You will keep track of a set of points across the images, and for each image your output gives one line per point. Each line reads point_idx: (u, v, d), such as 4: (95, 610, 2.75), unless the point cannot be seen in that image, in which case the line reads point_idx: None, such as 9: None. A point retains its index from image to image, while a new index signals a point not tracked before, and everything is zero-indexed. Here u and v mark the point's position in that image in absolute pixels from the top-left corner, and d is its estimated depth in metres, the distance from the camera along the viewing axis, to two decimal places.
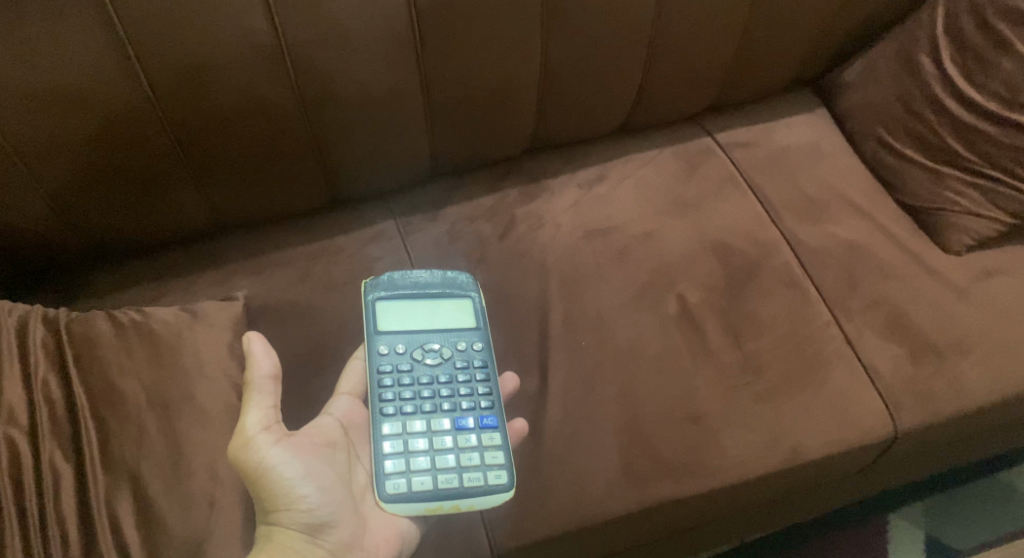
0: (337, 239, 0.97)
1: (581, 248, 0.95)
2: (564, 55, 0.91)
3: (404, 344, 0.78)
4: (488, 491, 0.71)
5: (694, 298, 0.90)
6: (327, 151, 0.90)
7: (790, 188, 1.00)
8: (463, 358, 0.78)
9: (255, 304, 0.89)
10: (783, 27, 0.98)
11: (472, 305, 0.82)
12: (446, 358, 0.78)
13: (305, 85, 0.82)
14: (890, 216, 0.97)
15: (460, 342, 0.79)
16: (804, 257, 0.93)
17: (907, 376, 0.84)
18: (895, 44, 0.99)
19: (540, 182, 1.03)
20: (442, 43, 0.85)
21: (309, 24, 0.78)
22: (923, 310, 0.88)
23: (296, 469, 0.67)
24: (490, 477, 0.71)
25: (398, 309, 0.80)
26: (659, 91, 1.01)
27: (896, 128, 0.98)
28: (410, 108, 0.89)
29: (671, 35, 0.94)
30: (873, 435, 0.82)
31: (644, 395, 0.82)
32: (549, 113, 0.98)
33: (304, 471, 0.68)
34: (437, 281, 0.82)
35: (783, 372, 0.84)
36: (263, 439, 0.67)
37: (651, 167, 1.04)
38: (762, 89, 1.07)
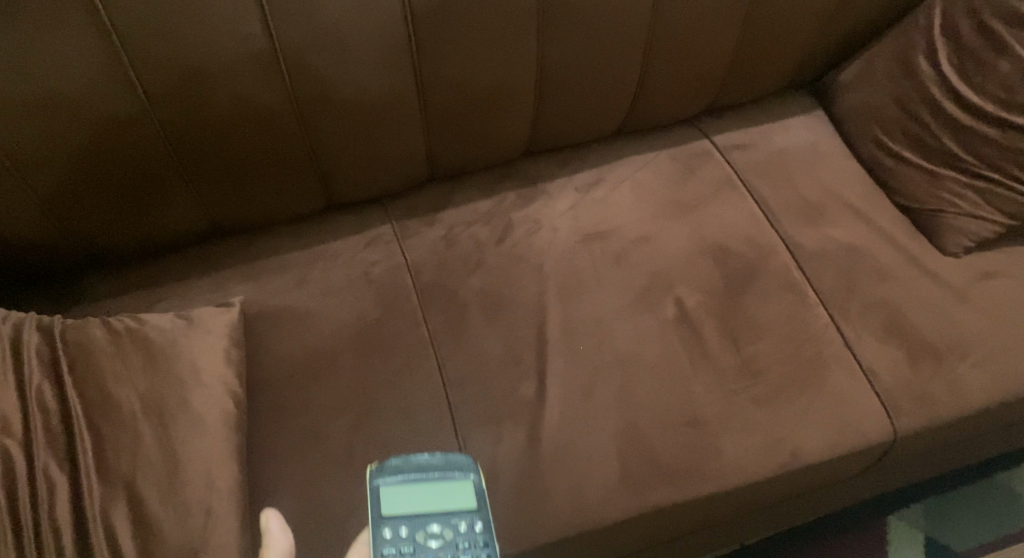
0: (333, 244, 0.97)
1: (578, 252, 0.94)
2: (560, 59, 0.91)
3: (403, 527, 0.64)
4: None
5: (692, 302, 0.90)
6: (323, 156, 0.90)
7: (788, 190, 0.99)
8: (466, 542, 0.63)
9: (252, 310, 0.89)
10: (780, 29, 0.98)
11: (474, 484, 0.67)
12: (449, 543, 0.63)
13: (300, 91, 0.82)
14: (888, 218, 0.97)
15: (463, 524, 0.64)
16: (802, 260, 0.93)
17: (906, 379, 0.84)
18: (892, 46, 0.99)
19: (537, 186, 1.02)
20: (438, 47, 0.84)
21: (303, 29, 0.77)
22: (922, 312, 0.88)
23: None
24: None
25: (395, 485, 0.66)
26: (656, 94, 1.01)
27: (894, 130, 0.98)
28: (406, 112, 0.89)
29: (668, 38, 0.93)
30: (871, 438, 0.82)
31: (642, 400, 0.82)
32: (546, 116, 0.98)
33: None
34: (440, 458, 0.68)
35: (782, 376, 0.84)
36: None
37: (648, 170, 1.03)
38: (759, 91, 1.07)
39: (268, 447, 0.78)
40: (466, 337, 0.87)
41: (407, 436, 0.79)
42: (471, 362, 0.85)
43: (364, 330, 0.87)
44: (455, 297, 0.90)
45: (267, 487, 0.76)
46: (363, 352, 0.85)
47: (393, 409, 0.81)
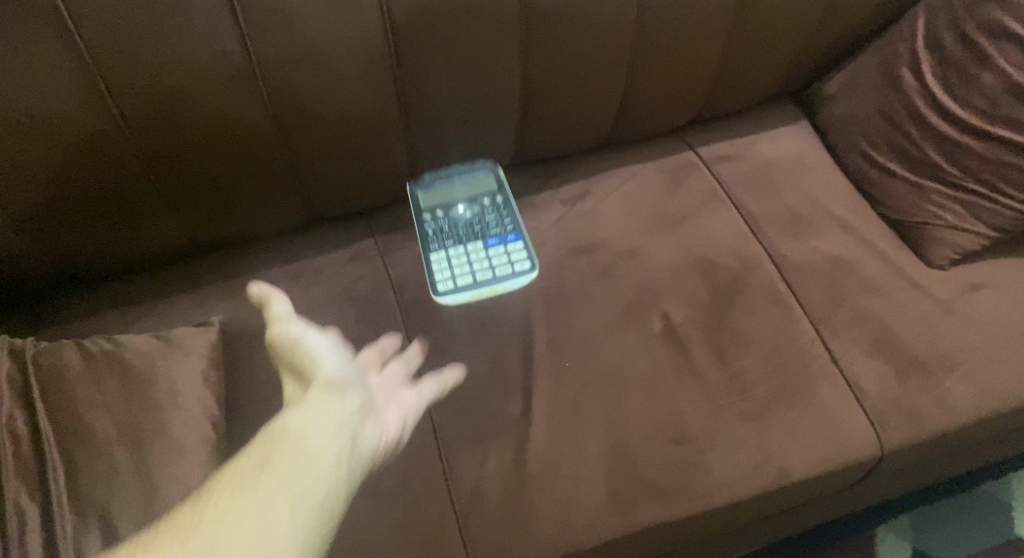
0: (315, 259, 0.95)
1: (565, 265, 0.93)
2: (544, 72, 0.90)
3: (441, 205, 0.94)
4: (515, 275, 0.90)
5: (680, 316, 0.89)
6: (305, 172, 0.89)
7: (774, 202, 0.99)
8: (490, 205, 0.94)
9: (232, 328, 0.87)
10: (765, 40, 0.97)
11: (494, 175, 0.97)
12: (476, 206, 0.94)
13: (280, 106, 0.81)
14: (874, 229, 0.97)
15: (485, 197, 0.95)
16: (789, 272, 0.92)
17: (894, 393, 0.84)
18: (877, 57, 0.99)
19: (523, 198, 1.01)
20: (420, 61, 0.83)
21: (282, 45, 0.76)
22: (908, 325, 0.88)
23: (318, 342, 0.69)
24: (516, 266, 0.90)
25: (434, 192, 0.95)
26: (642, 105, 1.00)
27: (879, 141, 0.98)
28: (389, 126, 0.88)
29: (653, 49, 0.93)
30: (860, 453, 0.81)
31: (630, 417, 0.81)
32: (531, 128, 0.97)
33: (326, 346, 0.69)
34: (464, 162, 0.97)
35: (770, 391, 0.83)
36: (295, 328, 0.70)
37: (634, 182, 1.03)
38: (744, 101, 1.07)
39: None
40: (452, 354, 0.85)
41: None
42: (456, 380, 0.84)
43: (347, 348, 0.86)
44: (440, 313, 0.89)
45: None
46: None
47: None
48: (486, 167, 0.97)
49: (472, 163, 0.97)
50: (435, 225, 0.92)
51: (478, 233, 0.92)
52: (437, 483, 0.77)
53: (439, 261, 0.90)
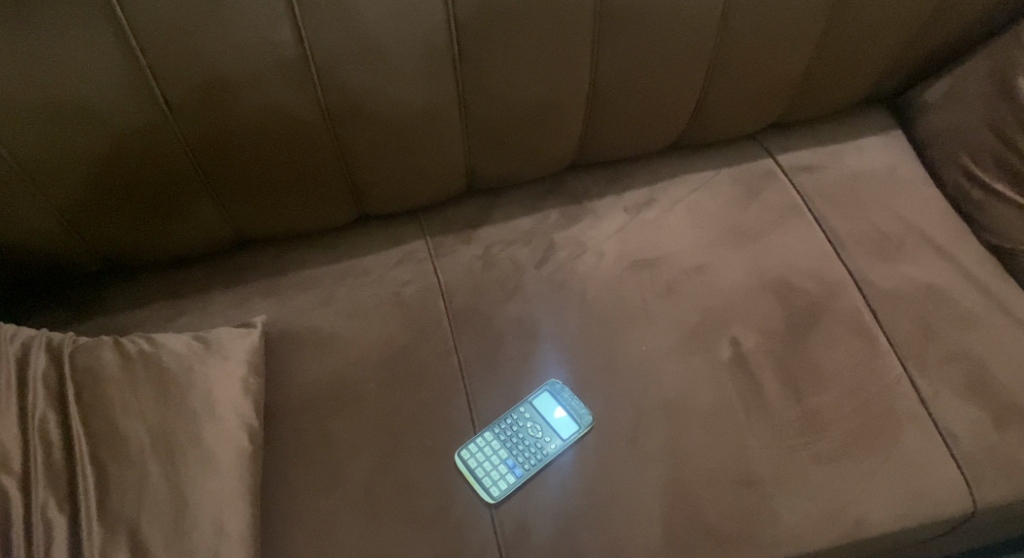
0: (362, 259, 0.90)
1: (625, 280, 0.87)
2: (614, 70, 0.83)
3: (522, 408, 0.76)
4: (491, 483, 0.72)
5: (750, 343, 0.82)
6: (355, 170, 0.84)
7: (860, 219, 0.90)
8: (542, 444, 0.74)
9: (273, 330, 0.84)
10: (861, 42, 0.88)
11: (575, 429, 0.75)
12: (531, 434, 0.74)
13: (333, 101, 0.76)
14: (973, 257, 0.87)
15: (546, 440, 0.74)
16: (873, 300, 0.84)
17: (990, 444, 0.75)
18: (987, 63, 0.88)
19: (583, 204, 0.95)
20: (484, 57, 0.77)
21: (337, 37, 0.71)
22: (1008, 368, 0.79)
23: None
24: (497, 482, 0.72)
25: (543, 399, 0.77)
26: (718, 109, 0.92)
27: (985, 158, 0.87)
28: (446, 125, 0.82)
29: (735, 49, 0.85)
30: (948, 509, 0.73)
31: (690, 452, 0.75)
32: (596, 130, 0.90)
33: None
34: (579, 408, 0.76)
35: (849, 434, 0.76)
36: None
37: (704, 191, 0.95)
38: (831, 107, 0.98)
39: (285, 484, 0.73)
40: (500, 372, 0.80)
41: (432, 479, 0.73)
42: (504, 399, 0.78)
43: (392, 359, 0.81)
44: (490, 325, 0.83)
45: (281, 527, 0.71)
46: (389, 383, 0.79)
47: (419, 448, 0.75)
48: (582, 419, 0.76)
49: (582, 408, 0.77)
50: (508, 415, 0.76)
51: (544, 421, 0.75)
52: (479, 511, 0.72)
53: (479, 440, 0.74)
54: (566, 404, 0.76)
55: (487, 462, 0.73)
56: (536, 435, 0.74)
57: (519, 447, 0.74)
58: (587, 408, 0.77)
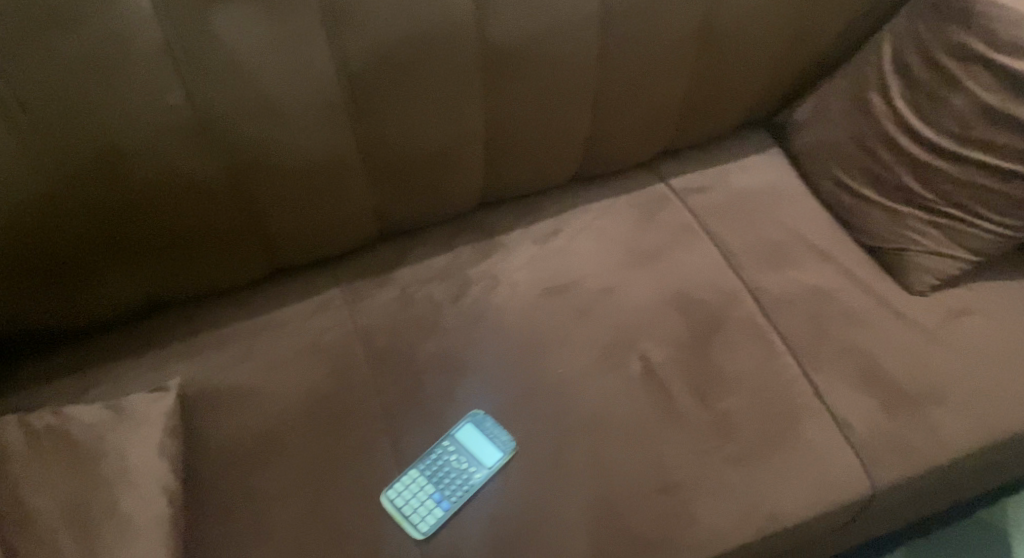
0: (279, 312, 0.91)
1: (539, 308, 0.90)
2: (508, 110, 0.87)
3: (446, 441, 0.78)
4: (419, 519, 0.73)
5: (659, 356, 0.86)
6: (264, 223, 0.85)
7: (750, 232, 0.97)
8: (467, 475, 0.76)
9: (191, 391, 0.83)
10: (733, 71, 0.96)
11: (499, 457, 0.77)
12: (456, 467, 0.76)
13: (234, 158, 0.77)
14: (853, 258, 0.95)
15: (471, 471, 0.76)
16: (767, 306, 0.90)
17: (883, 429, 0.81)
18: (845, 82, 0.97)
19: (494, 238, 0.98)
20: (379, 106, 0.80)
21: (232, 96, 0.73)
22: (893, 356, 0.85)
23: None
24: (425, 517, 0.73)
25: (466, 430, 0.79)
26: (611, 141, 0.98)
27: (852, 167, 0.96)
28: (350, 174, 0.85)
29: (618, 83, 0.91)
30: (851, 493, 0.78)
31: (611, 467, 0.78)
32: (499, 168, 0.94)
33: None
34: (502, 436, 0.78)
35: (756, 432, 0.80)
36: None
37: (607, 218, 1.00)
38: (716, 131, 1.05)
39: (211, 546, 0.72)
40: (423, 409, 0.81)
41: (361, 522, 0.73)
42: (429, 435, 0.80)
43: (314, 406, 0.81)
44: (411, 364, 0.85)
45: None
46: (313, 431, 0.80)
47: (346, 493, 0.75)
48: (505, 446, 0.78)
49: (506, 436, 0.79)
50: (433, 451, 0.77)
51: (469, 452, 0.77)
52: (410, 549, 0.72)
53: (405, 478, 0.75)
54: (489, 434, 0.78)
55: (414, 499, 0.74)
56: (461, 467, 0.76)
57: (445, 480, 0.75)
58: (509, 434, 0.79)
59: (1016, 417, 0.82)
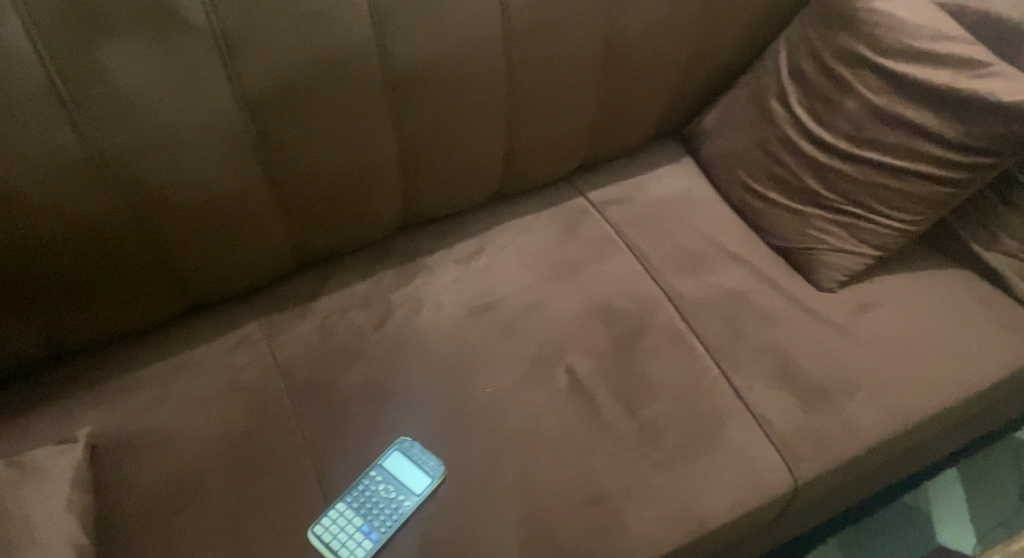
0: (194, 351, 0.88)
1: (463, 328, 0.90)
2: (419, 133, 0.87)
3: (373, 472, 0.76)
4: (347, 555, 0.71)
5: (585, 368, 0.87)
6: (172, 261, 0.82)
7: (666, 240, 0.99)
8: (395, 503, 0.74)
9: (102, 439, 0.79)
10: (640, 84, 0.98)
11: (428, 482, 0.76)
12: (383, 496, 0.74)
13: (134, 196, 0.75)
14: (765, 260, 0.98)
15: (400, 499, 0.75)
16: (686, 311, 0.92)
17: (801, 424, 0.83)
18: (747, 91, 1.01)
19: (415, 261, 0.98)
20: (285, 136, 0.79)
21: (127, 133, 0.71)
22: (807, 352, 0.88)
23: None
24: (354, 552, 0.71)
25: (393, 459, 0.77)
26: (527, 158, 0.99)
27: (758, 172, 0.99)
28: (259, 206, 0.83)
29: (529, 102, 0.92)
30: (775, 489, 0.80)
31: (541, 483, 0.78)
32: (416, 190, 0.94)
33: None
34: (430, 461, 0.77)
35: (680, 437, 0.82)
36: None
37: (528, 234, 1.01)
38: (629, 143, 1.07)
39: None
40: (349, 439, 0.80)
41: None
42: (355, 466, 0.78)
43: (235, 446, 0.79)
44: (334, 394, 0.83)
45: None
46: (233, 471, 0.77)
47: (270, 533, 0.73)
48: (434, 471, 0.77)
49: (434, 461, 0.78)
50: (360, 483, 0.76)
51: (396, 480, 0.76)
52: None
53: (332, 513, 0.73)
54: (417, 460, 0.77)
55: (341, 533, 0.72)
56: (390, 496, 0.74)
57: (372, 511, 0.74)
58: (438, 459, 0.78)
59: (924, 403, 0.85)
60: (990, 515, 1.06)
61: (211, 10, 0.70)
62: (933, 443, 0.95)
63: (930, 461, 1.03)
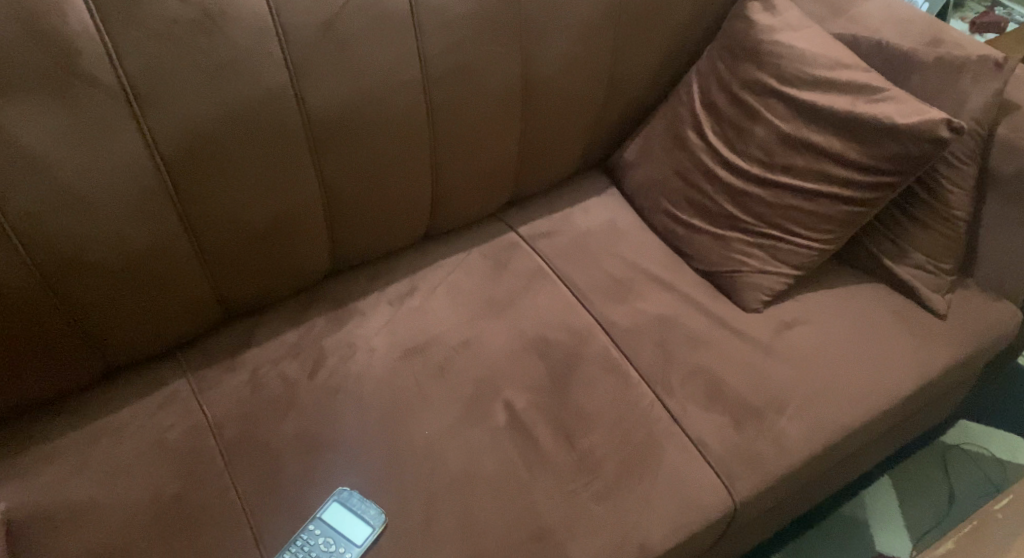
0: (118, 413, 0.85)
1: (398, 370, 0.89)
2: (342, 178, 0.87)
3: (312, 527, 0.74)
4: None
5: (522, 403, 0.87)
6: (89, 322, 0.80)
7: (596, 270, 1.01)
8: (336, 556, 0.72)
9: (20, 515, 0.75)
10: (561, 120, 1.01)
11: (369, 532, 0.74)
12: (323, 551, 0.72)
13: (44, 260, 0.72)
14: (691, 284, 1.01)
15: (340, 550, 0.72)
16: (619, 339, 0.94)
17: (735, 443, 0.85)
18: (664, 122, 1.05)
19: (347, 305, 0.97)
20: (203, 188, 0.78)
21: (33, 195, 0.69)
22: (736, 372, 0.91)
23: None
24: None
25: (332, 511, 0.76)
26: (454, 197, 1.00)
27: (680, 200, 1.02)
28: (179, 260, 0.81)
29: (452, 142, 0.93)
30: (713, 510, 0.81)
31: (483, 524, 0.77)
32: (343, 235, 0.94)
33: None
34: (369, 510, 0.76)
35: (619, 465, 0.82)
36: None
37: (460, 272, 1.01)
38: (555, 177, 1.10)
39: None
40: (284, 493, 0.78)
41: None
42: (292, 521, 0.76)
43: (164, 511, 0.76)
44: (267, 448, 0.81)
45: None
46: (162, 538, 0.74)
47: None
48: (374, 520, 0.75)
49: (374, 510, 0.76)
50: (298, 540, 0.73)
51: (335, 532, 0.74)
52: None
53: None
54: (357, 510, 0.75)
55: None
56: (330, 549, 0.72)
57: None
58: (378, 508, 0.77)
59: (849, 415, 0.89)
60: (923, 518, 1.10)
61: (118, 66, 0.69)
62: (863, 452, 0.99)
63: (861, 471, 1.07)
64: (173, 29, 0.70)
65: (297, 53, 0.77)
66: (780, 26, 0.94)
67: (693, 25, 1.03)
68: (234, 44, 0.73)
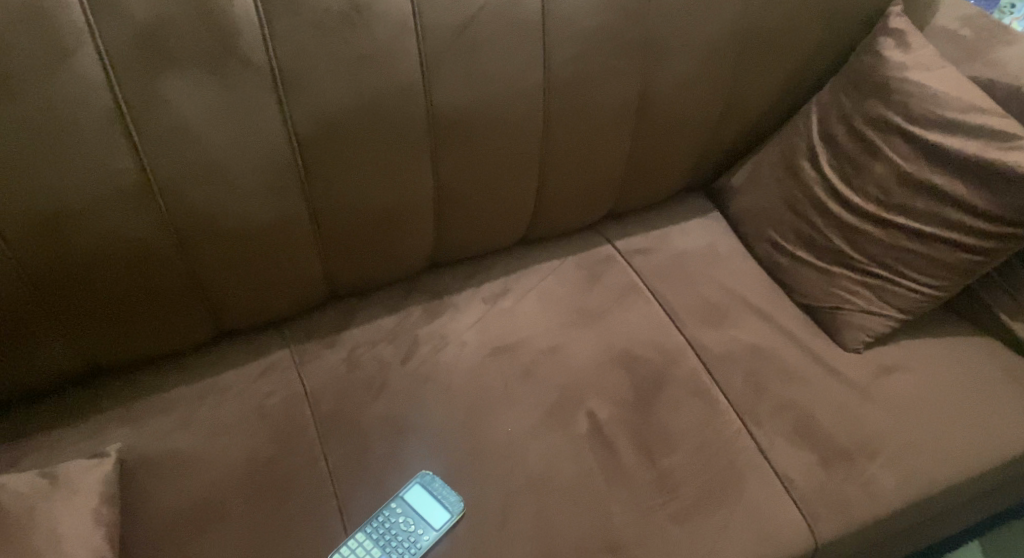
0: (224, 375, 0.90)
1: (486, 366, 0.92)
2: (456, 176, 0.90)
3: (394, 504, 0.77)
4: None
5: (605, 414, 0.87)
6: (211, 286, 0.85)
7: (691, 292, 1.00)
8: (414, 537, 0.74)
9: (131, 457, 0.81)
10: (672, 139, 1.01)
11: (446, 518, 0.76)
12: (401, 529, 0.75)
13: (180, 222, 0.78)
14: (789, 316, 0.99)
15: (418, 532, 0.75)
16: (708, 363, 0.93)
17: (821, 484, 0.83)
18: (776, 151, 1.04)
19: (444, 299, 1.00)
20: (328, 172, 0.82)
21: (180, 162, 0.75)
22: (829, 412, 0.88)
23: None
24: None
25: (414, 492, 0.78)
26: (558, 205, 1.01)
27: (786, 230, 1.01)
28: (298, 237, 0.86)
29: (564, 151, 0.95)
30: (791, 548, 0.79)
31: (556, 528, 0.78)
32: (449, 230, 0.97)
33: None
34: (448, 498, 0.78)
35: (698, 489, 0.82)
36: None
37: (555, 278, 1.03)
38: (657, 195, 1.10)
39: None
40: (369, 470, 0.81)
41: None
42: (375, 498, 0.79)
43: (258, 471, 0.81)
44: (357, 425, 0.85)
45: None
46: (255, 496, 0.78)
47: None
48: (452, 507, 0.77)
49: (453, 498, 0.78)
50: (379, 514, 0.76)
51: (415, 514, 0.76)
52: None
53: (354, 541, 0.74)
54: (437, 495, 0.78)
55: None
56: (409, 529, 0.75)
57: (391, 542, 0.74)
58: (457, 496, 0.78)
59: (946, 471, 0.85)
60: None
61: (269, 49, 0.74)
62: (956, 511, 0.94)
63: (953, 532, 1.01)
64: (323, 19, 0.74)
65: (430, 52, 0.80)
66: (912, 64, 0.92)
67: (818, 56, 1.02)
68: (375, 39, 0.77)
